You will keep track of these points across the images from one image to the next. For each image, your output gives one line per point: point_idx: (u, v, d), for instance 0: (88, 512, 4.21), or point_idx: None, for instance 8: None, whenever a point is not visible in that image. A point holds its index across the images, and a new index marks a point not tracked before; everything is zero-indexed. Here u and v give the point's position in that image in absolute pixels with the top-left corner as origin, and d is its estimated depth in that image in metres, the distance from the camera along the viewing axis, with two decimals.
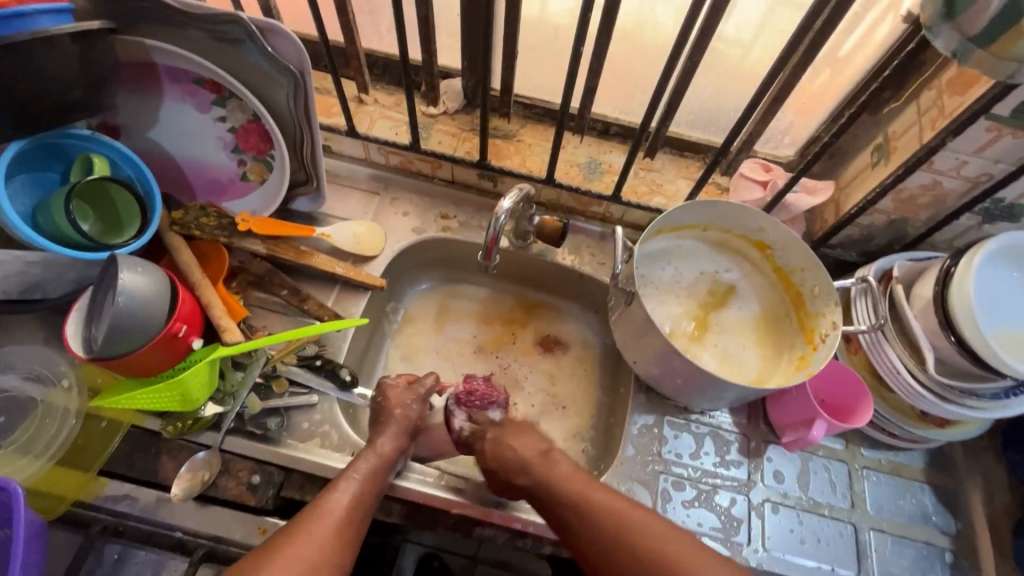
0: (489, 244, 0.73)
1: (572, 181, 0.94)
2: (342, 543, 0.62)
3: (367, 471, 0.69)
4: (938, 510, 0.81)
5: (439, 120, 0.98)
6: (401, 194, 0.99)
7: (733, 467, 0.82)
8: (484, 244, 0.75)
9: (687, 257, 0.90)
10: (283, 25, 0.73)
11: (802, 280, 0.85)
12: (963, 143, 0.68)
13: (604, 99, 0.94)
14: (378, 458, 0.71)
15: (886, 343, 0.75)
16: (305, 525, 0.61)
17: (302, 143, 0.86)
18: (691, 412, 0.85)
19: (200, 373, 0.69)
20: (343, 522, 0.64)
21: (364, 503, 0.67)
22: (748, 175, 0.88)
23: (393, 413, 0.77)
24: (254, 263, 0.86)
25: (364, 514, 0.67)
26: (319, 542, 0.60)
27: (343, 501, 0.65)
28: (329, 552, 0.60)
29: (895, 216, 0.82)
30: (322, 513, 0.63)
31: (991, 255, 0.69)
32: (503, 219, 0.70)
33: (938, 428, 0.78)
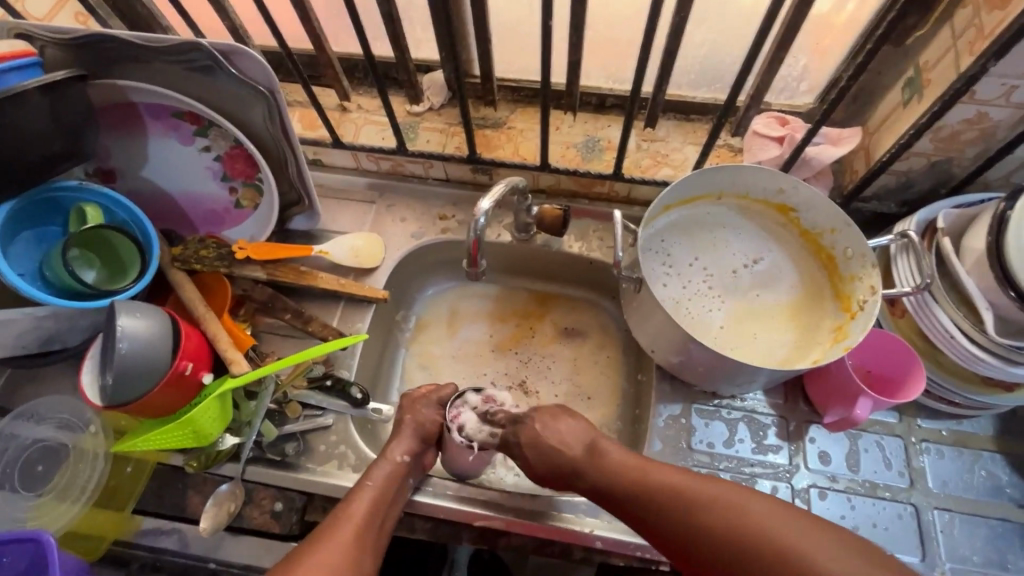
0: (472, 249, 0.70)
1: (569, 164, 0.88)
2: (367, 541, 0.61)
3: (384, 476, 0.68)
4: (1013, 482, 0.73)
5: (425, 118, 0.94)
6: (397, 200, 0.96)
7: (772, 452, 0.76)
8: (468, 251, 0.71)
9: (700, 230, 0.82)
10: (246, 46, 0.71)
11: (834, 241, 0.77)
12: (1010, 65, 0.58)
13: (593, 70, 0.87)
14: (390, 466, 0.69)
15: (935, 305, 0.66)
16: (328, 528, 0.60)
17: (287, 162, 0.84)
18: (721, 397, 0.79)
19: (211, 408, 0.70)
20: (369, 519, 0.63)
21: (385, 507, 0.65)
22: (762, 131, 0.79)
23: (404, 420, 0.75)
24: (256, 289, 0.85)
25: (385, 516, 0.65)
26: (344, 541, 0.59)
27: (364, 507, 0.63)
28: (356, 549, 0.59)
29: (937, 157, 0.71)
30: (345, 516, 0.62)
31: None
32: (480, 222, 0.66)
33: (1007, 392, 0.69)
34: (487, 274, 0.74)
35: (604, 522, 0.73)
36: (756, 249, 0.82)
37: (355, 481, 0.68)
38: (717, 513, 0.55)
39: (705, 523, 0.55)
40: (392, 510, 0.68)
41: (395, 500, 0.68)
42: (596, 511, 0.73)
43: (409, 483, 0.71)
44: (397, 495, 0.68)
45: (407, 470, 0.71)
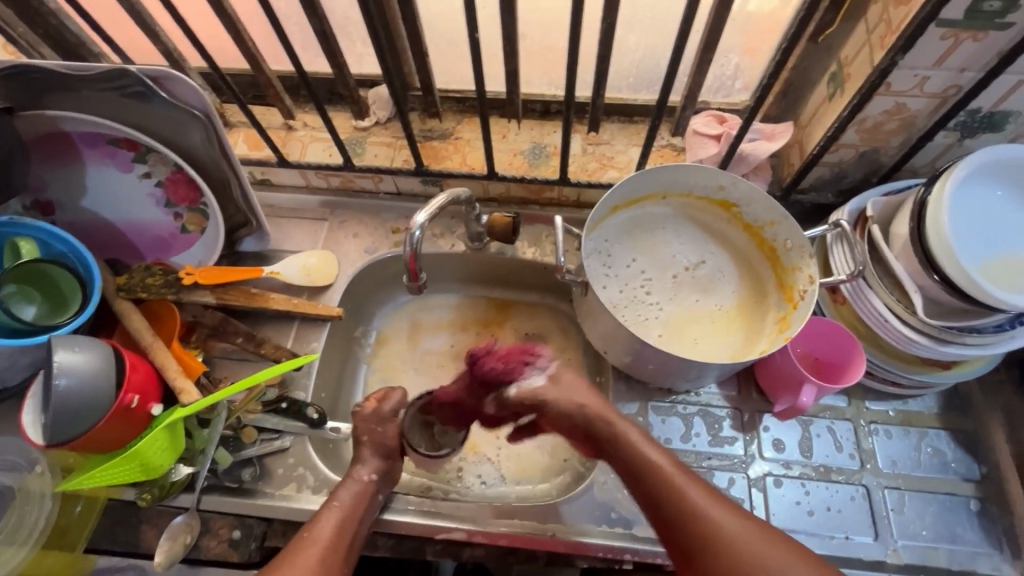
0: (410, 263, 0.71)
1: (517, 171, 0.89)
2: (333, 564, 0.61)
3: (351, 495, 0.68)
4: (959, 457, 0.75)
5: (372, 132, 0.93)
6: (349, 216, 0.96)
7: (727, 444, 0.77)
8: (408, 265, 0.73)
9: (645, 230, 0.84)
10: (176, 70, 0.70)
11: (774, 234, 0.78)
12: (919, 58, 0.60)
13: (535, 77, 0.88)
14: (357, 486, 0.69)
15: (869, 291, 0.68)
16: (293, 554, 0.60)
17: (230, 184, 0.83)
18: (675, 393, 0.80)
19: (158, 440, 0.68)
20: (340, 531, 0.64)
21: (352, 526, 0.65)
22: (701, 130, 0.82)
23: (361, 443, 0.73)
24: (207, 314, 0.84)
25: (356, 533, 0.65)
26: (306, 566, 0.59)
27: (332, 525, 0.64)
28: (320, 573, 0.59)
29: (864, 147, 0.74)
30: (311, 539, 0.62)
31: (975, 176, 0.61)
32: (415, 235, 0.67)
33: (943, 370, 0.71)
34: (427, 288, 0.74)
35: (566, 525, 0.73)
36: (700, 248, 0.84)
37: (324, 500, 0.68)
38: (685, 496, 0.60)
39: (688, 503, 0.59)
40: (367, 524, 0.68)
41: (366, 516, 0.68)
42: (557, 515, 0.73)
43: (380, 499, 0.71)
44: (369, 509, 0.69)
45: (376, 487, 0.71)
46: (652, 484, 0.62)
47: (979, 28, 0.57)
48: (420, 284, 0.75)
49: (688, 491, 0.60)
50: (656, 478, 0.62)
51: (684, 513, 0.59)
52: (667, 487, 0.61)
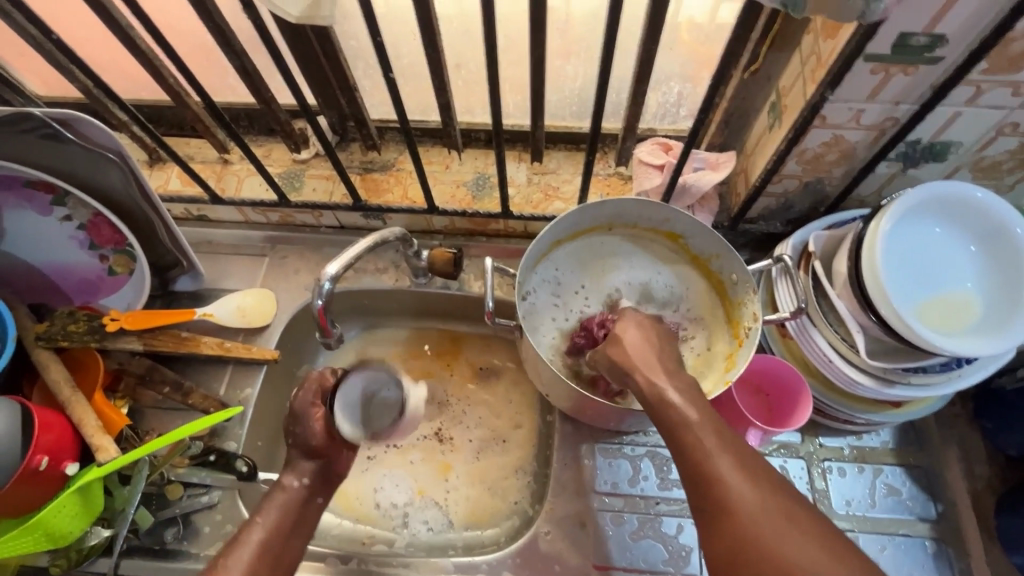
0: (319, 317, 0.68)
1: (459, 204, 0.86)
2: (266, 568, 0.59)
3: (276, 508, 0.63)
4: (915, 495, 0.73)
5: (311, 165, 0.90)
6: (290, 251, 0.92)
7: (677, 487, 0.74)
8: (319, 318, 0.69)
9: (593, 263, 0.81)
10: (81, 111, 0.66)
11: (720, 267, 0.76)
12: (852, 91, 0.58)
13: (476, 106, 0.85)
14: (288, 495, 0.64)
15: (813, 329, 0.66)
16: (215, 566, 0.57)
17: (155, 225, 0.79)
18: (624, 434, 0.77)
19: (67, 506, 0.64)
20: (259, 553, 0.59)
21: (282, 534, 0.61)
22: (645, 159, 0.79)
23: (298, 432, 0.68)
24: (133, 361, 0.80)
25: (288, 538, 0.62)
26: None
27: (246, 553, 0.58)
28: None
29: (808, 178, 0.72)
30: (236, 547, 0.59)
31: (913, 212, 0.58)
32: (325, 288, 0.64)
33: (893, 408, 0.69)
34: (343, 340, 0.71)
35: None
36: (650, 280, 0.81)
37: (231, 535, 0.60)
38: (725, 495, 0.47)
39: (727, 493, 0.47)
40: (299, 537, 0.63)
41: (300, 523, 0.64)
42: (497, 570, 0.70)
43: (318, 499, 0.67)
44: (298, 518, 0.64)
45: (310, 491, 0.66)
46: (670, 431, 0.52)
47: (909, 63, 0.54)
48: (335, 335, 0.73)
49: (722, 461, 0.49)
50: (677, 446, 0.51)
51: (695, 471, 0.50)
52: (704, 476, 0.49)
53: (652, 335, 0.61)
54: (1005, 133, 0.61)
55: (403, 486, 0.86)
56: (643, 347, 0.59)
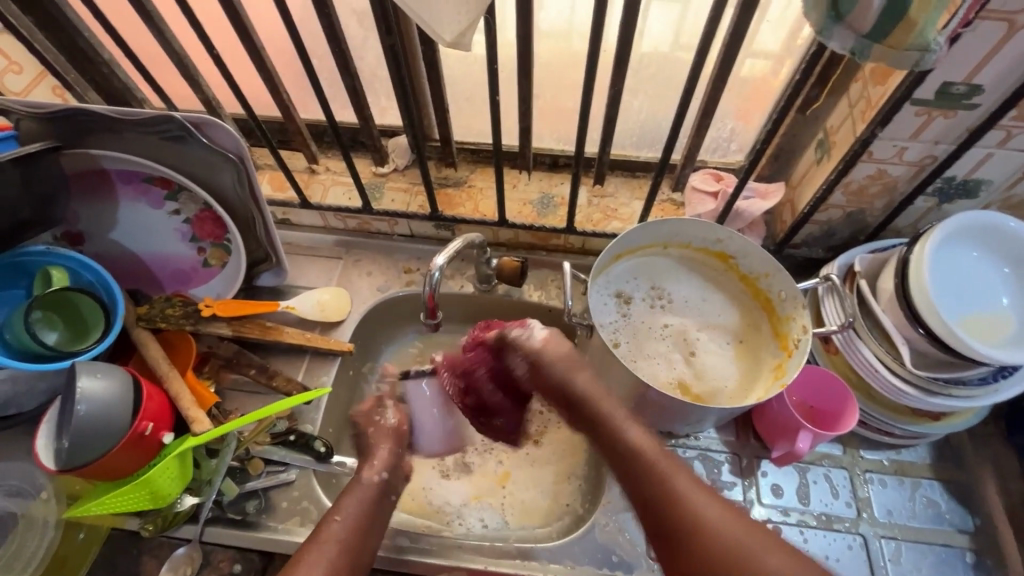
0: (428, 302, 0.75)
1: (525, 219, 0.94)
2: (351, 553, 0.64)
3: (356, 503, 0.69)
4: (953, 508, 0.77)
5: (390, 178, 0.99)
6: (364, 255, 1.00)
7: (727, 488, 0.78)
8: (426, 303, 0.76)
9: (651, 275, 0.89)
10: (216, 117, 0.75)
11: (768, 285, 0.83)
12: (897, 130, 0.67)
13: (545, 133, 0.95)
14: (370, 489, 0.71)
15: (860, 342, 0.71)
16: (308, 549, 0.63)
17: (254, 223, 0.87)
18: (676, 437, 0.82)
19: (169, 469, 0.70)
20: (342, 547, 0.64)
21: (368, 525, 0.68)
22: (699, 187, 0.88)
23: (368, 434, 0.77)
24: (222, 345, 0.87)
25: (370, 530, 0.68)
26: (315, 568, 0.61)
27: (335, 545, 0.64)
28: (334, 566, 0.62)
29: (850, 209, 0.80)
30: (323, 535, 0.65)
31: (957, 237, 0.66)
32: (436, 276, 0.71)
33: (932, 421, 0.75)
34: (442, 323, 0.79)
35: (566, 567, 0.74)
36: (700, 293, 0.88)
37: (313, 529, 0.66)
38: (661, 482, 0.62)
39: (671, 492, 0.61)
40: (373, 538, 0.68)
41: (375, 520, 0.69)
42: (558, 557, 0.74)
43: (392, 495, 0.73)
44: (376, 511, 0.70)
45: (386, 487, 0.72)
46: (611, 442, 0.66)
47: (949, 108, 0.63)
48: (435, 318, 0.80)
49: (673, 475, 0.62)
50: (624, 468, 0.65)
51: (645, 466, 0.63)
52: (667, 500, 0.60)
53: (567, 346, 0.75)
54: None
55: (459, 484, 0.90)
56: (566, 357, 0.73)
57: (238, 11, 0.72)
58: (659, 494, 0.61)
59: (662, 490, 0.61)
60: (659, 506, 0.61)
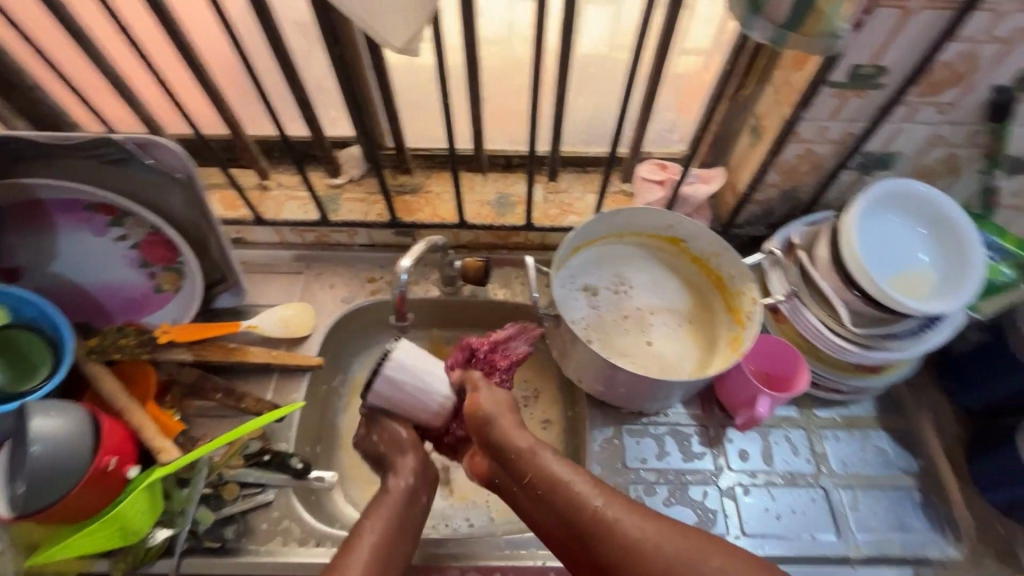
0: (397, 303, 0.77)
1: (485, 219, 0.96)
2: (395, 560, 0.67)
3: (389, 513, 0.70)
4: (899, 454, 0.84)
5: (345, 189, 0.99)
6: (325, 268, 0.99)
7: (698, 459, 0.83)
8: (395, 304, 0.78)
9: (611, 261, 0.92)
10: (160, 136, 0.72)
11: (719, 264, 0.88)
12: (818, 111, 0.73)
13: (497, 135, 0.97)
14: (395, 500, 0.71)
15: (805, 308, 0.77)
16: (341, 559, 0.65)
17: (208, 243, 0.85)
18: (646, 415, 0.86)
19: (138, 501, 0.67)
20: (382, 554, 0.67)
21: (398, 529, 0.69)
22: (647, 177, 0.90)
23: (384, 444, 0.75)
24: (183, 372, 0.84)
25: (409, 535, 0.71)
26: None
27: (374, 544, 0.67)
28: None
29: (786, 186, 0.86)
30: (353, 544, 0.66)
31: (874, 206, 0.72)
32: (405, 277, 0.73)
33: (873, 375, 0.82)
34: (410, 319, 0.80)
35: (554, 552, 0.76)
36: (658, 276, 0.92)
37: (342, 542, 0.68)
38: (580, 504, 0.64)
39: (592, 513, 0.63)
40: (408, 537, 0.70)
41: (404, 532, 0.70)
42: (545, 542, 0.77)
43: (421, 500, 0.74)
44: (404, 521, 0.70)
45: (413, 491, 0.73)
46: (523, 468, 0.68)
47: (861, 88, 0.70)
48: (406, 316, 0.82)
49: (588, 492, 0.64)
50: (536, 490, 0.66)
51: (559, 494, 0.64)
52: (590, 523, 0.62)
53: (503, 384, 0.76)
54: (936, 145, 0.78)
55: (441, 487, 0.91)
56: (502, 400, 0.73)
57: (175, 28, 0.70)
58: (582, 516, 0.63)
59: (579, 508, 0.63)
60: (576, 528, 0.63)
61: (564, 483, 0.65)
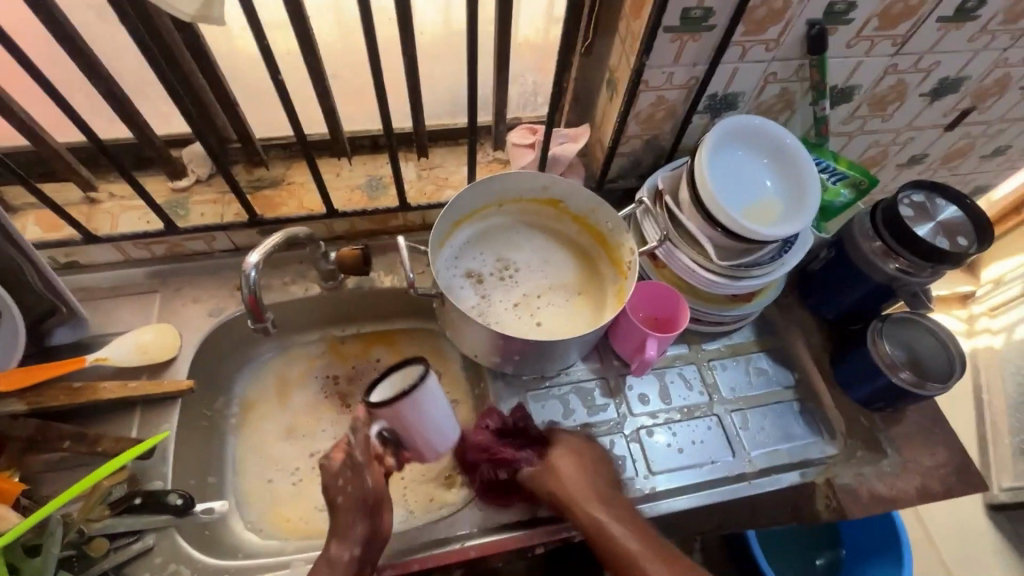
0: (250, 304, 0.72)
1: (357, 205, 0.91)
2: None
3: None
4: (778, 370, 0.91)
5: (194, 191, 0.89)
6: (185, 282, 0.89)
7: (602, 410, 0.84)
8: (250, 306, 0.73)
9: (494, 235, 0.92)
10: None
11: (596, 220, 0.90)
12: (661, 58, 0.75)
13: (356, 115, 0.92)
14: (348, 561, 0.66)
15: (677, 249, 0.81)
16: None
17: (24, 272, 0.72)
18: (548, 378, 0.86)
19: None
20: None
21: None
22: (518, 142, 0.91)
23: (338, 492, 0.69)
24: (14, 426, 0.70)
25: None
26: None
27: None
28: None
29: (646, 136, 0.88)
30: None
31: (718, 143, 0.75)
32: (252, 274, 0.69)
33: (748, 302, 0.88)
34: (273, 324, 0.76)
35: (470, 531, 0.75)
36: (542, 243, 0.93)
37: None
38: (615, 544, 0.69)
39: (619, 550, 0.69)
40: None
41: None
42: (463, 524, 0.76)
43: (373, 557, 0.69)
44: None
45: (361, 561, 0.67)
46: (570, 506, 0.73)
47: (695, 32, 0.72)
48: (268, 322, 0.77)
49: (624, 541, 0.69)
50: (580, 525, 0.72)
51: (602, 537, 0.70)
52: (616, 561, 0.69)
53: (581, 461, 0.76)
54: (769, 81, 0.83)
55: None
56: (574, 473, 0.74)
57: None
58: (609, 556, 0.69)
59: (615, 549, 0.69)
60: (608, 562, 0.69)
61: (603, 528, 0.70)
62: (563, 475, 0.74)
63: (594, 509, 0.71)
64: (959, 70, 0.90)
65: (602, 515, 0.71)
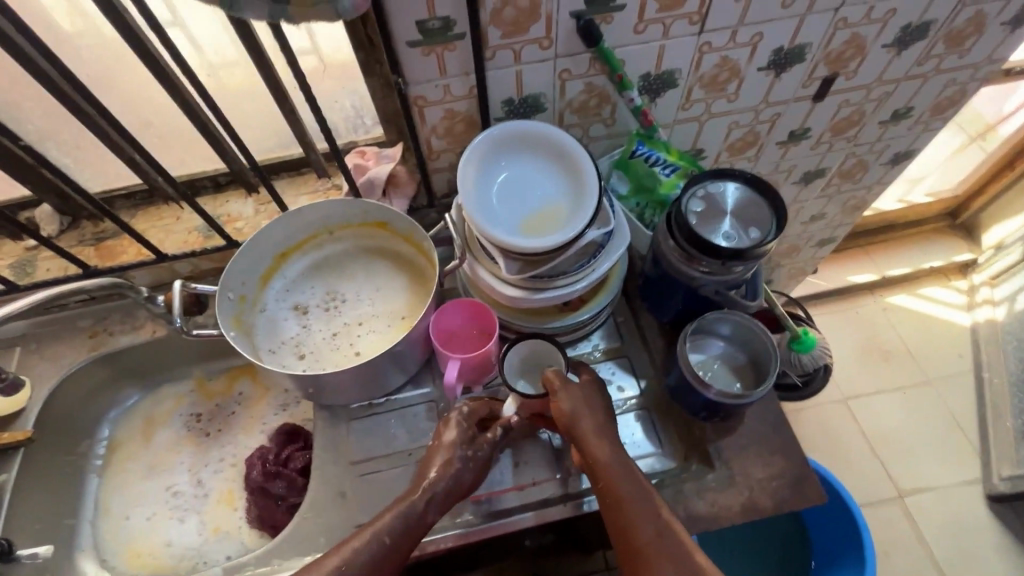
0: None
1: (191, 247, 0.93)
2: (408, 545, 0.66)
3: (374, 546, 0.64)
4: (623, 378, 0.84)
5: (44, 249, 0.94)
6: (41, 334, 0.93)
7: (424, 436, 0.82)
8: None
9: (324, 263, 0.92)
10: None
11: (417, 240, 0.87)
12: (423, 73, 0.73)
13: (187, 159, 0.94)
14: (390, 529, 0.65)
15: (478, 265, 0.78)
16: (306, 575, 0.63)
17: None
18: (375, 404, 0.84)
19: None
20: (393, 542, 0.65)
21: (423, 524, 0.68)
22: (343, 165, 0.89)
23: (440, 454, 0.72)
24: None
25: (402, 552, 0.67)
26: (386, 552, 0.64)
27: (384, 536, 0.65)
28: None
29: (457, 149, 0.85)
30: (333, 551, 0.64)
31: (482, 162, 0.74)
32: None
33: (581, 308, 0.82)
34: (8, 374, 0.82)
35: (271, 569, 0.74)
36: (375, 267, 0.91)
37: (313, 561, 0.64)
38: (618, 496, 0.66)
39: (619, 502, 0.65)
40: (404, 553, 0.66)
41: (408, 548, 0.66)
42: (265, 560, 0.75)
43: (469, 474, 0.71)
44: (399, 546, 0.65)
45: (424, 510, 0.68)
46: (582, 448, 0.69)
47: (444, 43, 0.69)
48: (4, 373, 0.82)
49: (628, 490, 0.66)
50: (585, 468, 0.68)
51: (607, 484, 0.67)
52: (614, 514, 0.66)
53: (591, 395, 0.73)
54: (566, 79, 0.79)
55: (196, 521, 0.89)
56: (580, 406, 0.71)
57: None
58: (620, 504, 0.65)
59: (617, 503, 0.66)
60: (610, 515, 0.66)
61: (610, 470, 0.67)
62: (576, 414, 0.70)
63: (604, 454, 0.68)
64: (792, 38, 0.81)
65: (612, 462, 0.68)
